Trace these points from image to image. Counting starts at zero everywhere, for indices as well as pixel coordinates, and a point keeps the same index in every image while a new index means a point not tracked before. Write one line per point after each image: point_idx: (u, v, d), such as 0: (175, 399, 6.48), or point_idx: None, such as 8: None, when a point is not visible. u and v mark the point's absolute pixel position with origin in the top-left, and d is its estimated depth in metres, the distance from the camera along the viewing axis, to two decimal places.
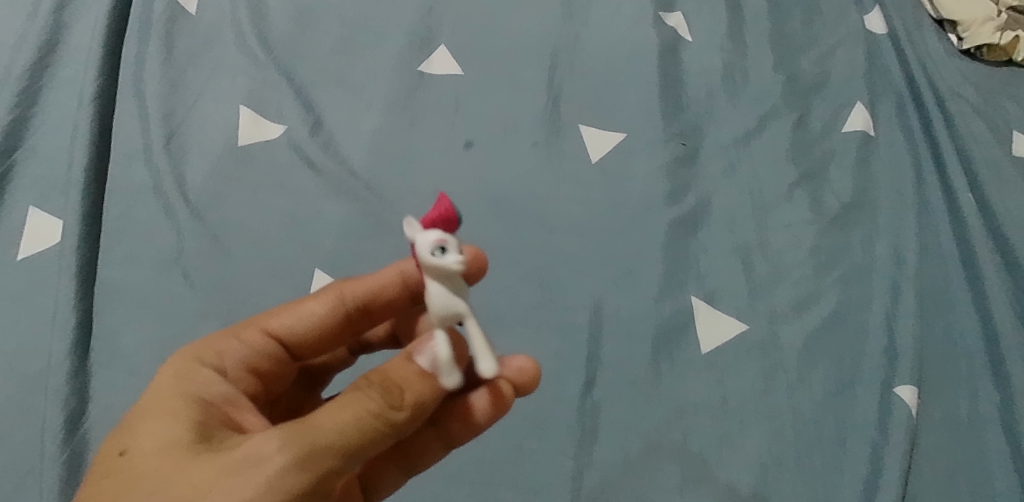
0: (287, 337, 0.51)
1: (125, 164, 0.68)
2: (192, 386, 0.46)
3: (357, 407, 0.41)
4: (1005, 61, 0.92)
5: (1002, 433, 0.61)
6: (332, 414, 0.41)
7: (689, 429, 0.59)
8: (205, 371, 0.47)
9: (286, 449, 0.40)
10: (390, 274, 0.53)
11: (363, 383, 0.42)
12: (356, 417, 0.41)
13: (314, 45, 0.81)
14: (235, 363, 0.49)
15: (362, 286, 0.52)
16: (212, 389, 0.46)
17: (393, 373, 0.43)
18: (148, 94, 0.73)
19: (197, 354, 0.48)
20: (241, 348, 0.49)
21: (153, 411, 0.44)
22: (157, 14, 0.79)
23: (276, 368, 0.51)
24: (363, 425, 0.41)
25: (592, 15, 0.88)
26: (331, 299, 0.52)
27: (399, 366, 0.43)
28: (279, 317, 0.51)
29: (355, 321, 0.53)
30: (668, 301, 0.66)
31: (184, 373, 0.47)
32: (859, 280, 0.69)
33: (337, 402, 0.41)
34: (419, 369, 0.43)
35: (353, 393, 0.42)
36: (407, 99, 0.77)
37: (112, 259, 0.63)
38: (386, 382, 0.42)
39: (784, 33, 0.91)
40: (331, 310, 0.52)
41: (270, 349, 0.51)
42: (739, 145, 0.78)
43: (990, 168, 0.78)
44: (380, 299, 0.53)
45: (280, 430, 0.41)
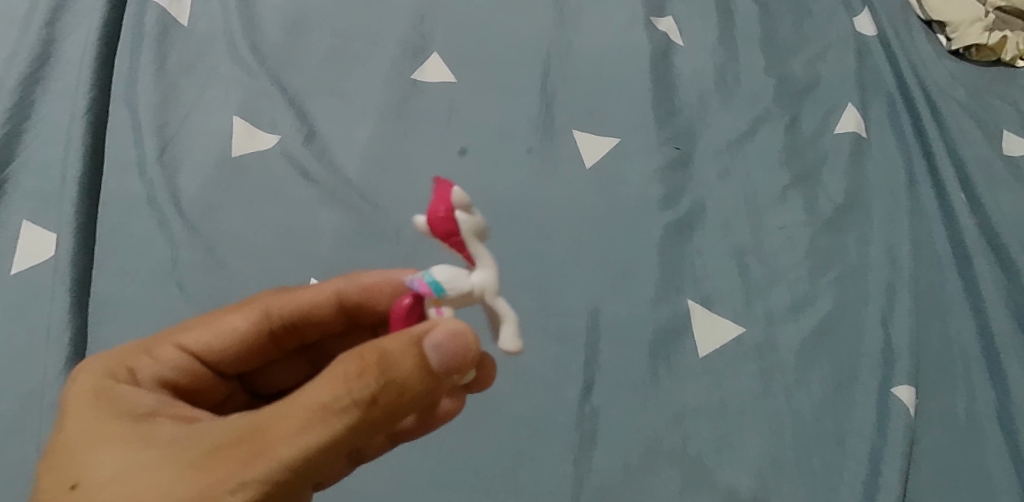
0: (205, 352, 0.51)
1: (119, 177, 0.68)
2: (121, 404, 0.44)
3: (329, 424, 0.39)
4: (994, 61, 0.93)
5: (999, 430, 0.61)
6: (297, 434, 0.39)
7: (688, 433, 0.59)
8: (127, 387, 0.46)
9: (246, 480, 0.38)
10: (323, 291, 0.53)
11: (352, 379, 0.39)
12: (327, 435, 0.39)
13: (307, 54, 0.81)
14: (155, 377, 0.48)
15: (288, 302, 0.53)
16: (142, 402, 0.45)
17: (393, 367, 0.40)
18: (141, 105, 0.73)
19: (114, 367, 0.47)
20: (164, 363, 0.49)
21: (94, 435, 0.42)
22: (149, 26, 0.79)
23: (193, 383, 0.50)
24: (332, 442, 0.39)
25: (583, 21, 0.88)
26: (252, 314, 0.52)
27: (394, 359, 0.40)
28: (194, 333, 0.51)
29: (280, 336, 0.54)
30: (665, 305, 0.66)
31: (104, 394, 0.45)
32: (854, 281, 0.69)
33: (303, 419, 0.39)
34: (422, 364, 0.40)
35: (328, 402, 0.39)
36: (400, 108, 0.77)
37: (106, 272, 0.63)
38: (383, 380, 0.39)
39: (775, 36, 0.92)
40: (254, 325, 0.52)
41: (190, 365, 0.50)
42: (732, 149, 0.78)
43: (981, 167, 0.78)
44: (311, 315, 0.54)
45: (239, 456, 0.39)
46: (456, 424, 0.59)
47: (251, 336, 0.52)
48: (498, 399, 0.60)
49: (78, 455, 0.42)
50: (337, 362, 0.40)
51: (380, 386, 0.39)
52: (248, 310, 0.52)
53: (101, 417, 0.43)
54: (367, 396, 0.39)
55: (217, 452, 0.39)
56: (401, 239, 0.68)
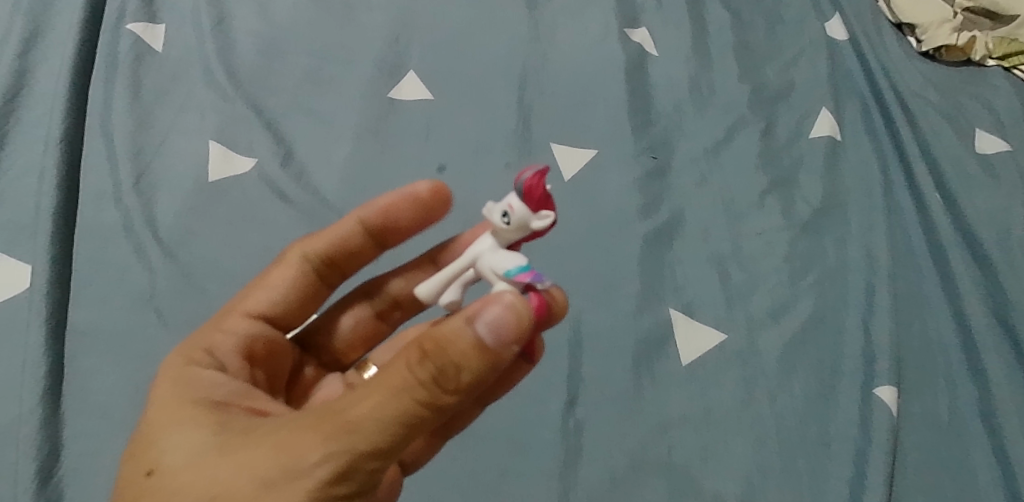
0: (268, 311, 0.54)
1: (94, 205, 0.68)
2: (196, 389, 0.46)
3: (400, 403, 0.38)
4: (964, 61, 0.94)
5: (982, 426, 0.62)
6: (370, 411, 0.38)
7: (673, 442, 0.59)
8: (206, 370, 0.48)
9: (326, 452, 0.38)
10: (347, 223, 0.55)
11: (415, 361, 0.39)
12: (396, 412, 0.38)
13: (282, 76, 0.81)
14: (231, 351, 0.50)
15: (321, 240, 0.55)
16: (217, 391, 0.46)
17: (451, 347, 0.39)
18: (116, 133, 0.73)
19: (190, 351, 0.49)
20: (229, 335, 0.51)
21: (172, 419, 0.44)
22: (123, 53, 0.78)
23: (267, 345, 0.53)
24: (406, 420, 0.39)
25: (558, 35, 0.89)
26: (294, 263, 0.55)
27: (452, 339, 0.39)
28: (257, 297, 0.54)
29: (325, 274, 0.56)
30: (647, 314, 0.66)
31: (182, 378, 0.47)
32: (834, 283, 0.69)
33: (382, 395, 0.38)
34: (478, 342, 0.39)
35: (397, 382, 0.39)
36: (378, 126, 0.77)
37: (83, 302, 0.62)
38: (443, 362, 0.39)
39: (747, 44, 0.93)
40: (299, 272, 0.55)
41: (258, 326, 0.53)
42: (709, 156, 0.79)
43: (954, 167, 0.79)
44: (343, 250, 0.55)
45: (315, 431, 0.39)
46: None
47: (302, 282, 0.55)
48: (483, 415, 0.60)
49: (157, 442, 0.43)
50: (404, 346, 0.40)
51: (445, 366, 0.39)
52: (292, 260, 0.55)
53: (175, 405, 0.45)
54: (434, 374, 0.38)
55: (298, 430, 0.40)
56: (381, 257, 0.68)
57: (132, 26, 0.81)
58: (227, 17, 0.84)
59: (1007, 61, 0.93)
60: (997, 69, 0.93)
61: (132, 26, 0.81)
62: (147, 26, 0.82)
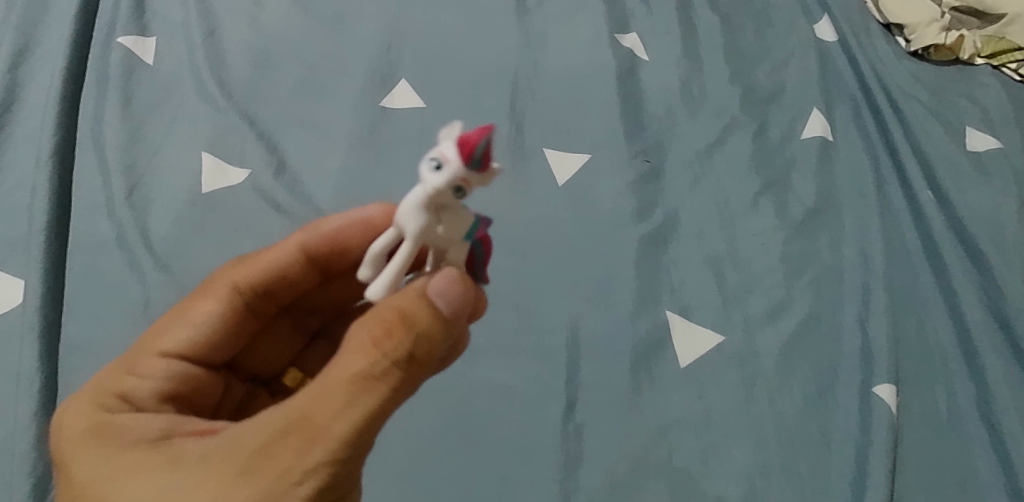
0: (191, 348, 0.53)
1: (87, 219, 0.67)
2: (130, 435, 0.45)
3: (374, 389, 0.40)
4: (953, 61, 0.94)
5: (981, 422, 0.62)
6: (346, 406, 0.40)
7: (674, 444, 0.59)
8: (131, 417, 0.47)
9: (310, 457, 0.40)
10: (286, 248, 0.55)
11: (381, 343, 0.41)
12: (373, 401, 0.40)
13: (274, 87, 0.81)
14: (154, 394, 0.50)
15: (251, 272, 0.54)
16: (152, 429, 0.46)
17: (416, 321, 0.42)
18: (107, 146, 0.72)
19: (101, 397, 0.48)
20: (150, 380, 0.50)
21: (117, 474, 0.42)
22: (113, 67, 0.78)
23: (192, 383, 0.53)
24: (384, 403, 0.41)
25: (549, 42, 0.89)
26: (220, 296, 0.54)
27: (412, 315, 0.42)
28: (174, 334, 0.53)
29: (253, 305, 0.55)
30: (644, 318, 0.66)
31: (106, 431, 0.46)
32: (829, 282, 0.70)
33: (354, 387, 0.40)
34: (439, 314, 0.43)
35: (367, 369, 0.41)
36: (370, 134, 0.78)
37: (76, 317, 0.62)
38: (410, 338, 0.42)
39: (738, 47, 0.93)
40: (227, 305, 0.54)
41: (178, 366, 0.52)
42: (702, 159, 0.79)
43: (946, 165, 0.80)
44: (280, 280, 0.55)
45: (292, 443, 0.40)
46: (440, 450, 0.58)
47: (227, 316, 0.54)
48: (481, 422, 0.59)
49: (104, 496, 0.42)
50: (361, 331, 0.42)
51: (411, 342, 0.42)
52: (219, 292, 0.54)
53: (111, 456, 0.44)
54: (403, 355, 0.41)
55: (270, 448, 0.40)
56: None
57: (123, 40, 0.81)
58: (218, 29, 0.84)
59: (995, 59, 0.93)
60: (985, 68, 0.93)
61: (123, 39, 0.81)
62: (137, 39, 0.82)
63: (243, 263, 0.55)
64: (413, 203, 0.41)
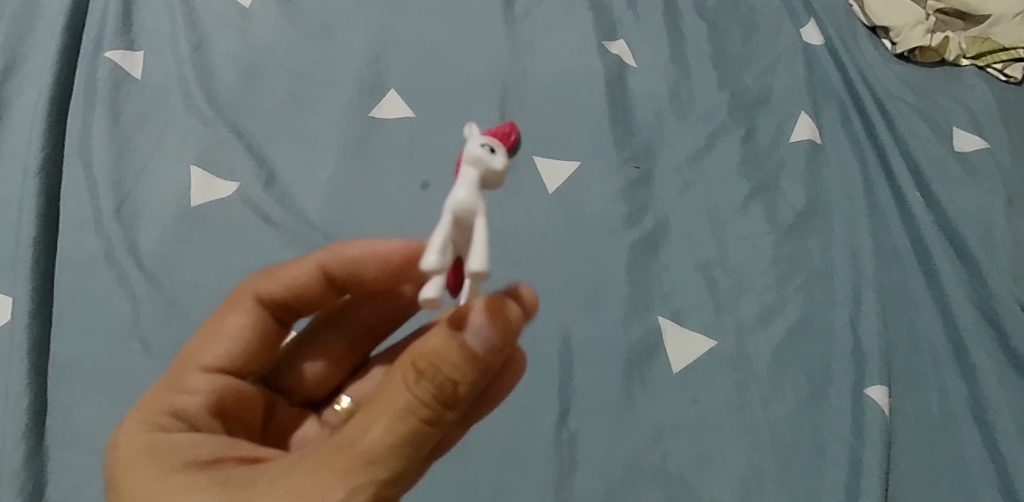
0: (227, 363, 0.52)
1: (75, 235, 0.67)
2: (177, 455, 0.44)
3: (409, 422, 0.39)
4: (939, 62, 0.95)
5: (973, 421, 0.62)
6: (383, 437, 0.39)
7: (667, 451, 0.59)
8: (179, 435, 0.46)
9: (352, 482, 0.38)
10: (304, 268, 0.52)
11: (413, 381, 0.40)
12: (404, 435, 0.39)
13: (262, 100, 0.81)
14: (201, 410, 0.48)
15: (273, 284, 0.52)
16: (199, 452, 0.44)
17: (444, 363, 0.40)
18: (95, 161, 0.72)
19: (154, 417, 0.47)
20: (197, 396, 0.49)
21: (167, 490, 0.41)
22: (101, 82, 0.78)
23: (235, 397, 0.51)
24: (416, 437, 0.40)
25: (537, 50, 0.89)
26: (247, 307, 0.52)
27: (442, 352, 0.40)
28: (210, 350, 0.52)
29: (280, 318, 0.54)
30: (636, 324, 0.66)
31: (154, 448, 0.44)
32: (820, 285, 0.70)
33: (391, 421, 0.39)
34: (470, 351, 0.40)
35: (403, 404, 0.39)
36: (359, 145, 0.78)
37: (65, 333, 0.61)
38: (439, 377, 0.40)
39: (724, 52, 0.94)
40: (255, 317, 0.53)
41: (219, 380, 0.51)
42: (691, 164, 0.79)
43: (933, 166, 0.80)
44: (300, 297, 0.53)
45: (332, 469, 0.38)
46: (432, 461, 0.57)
47: (257, 328, 0.53)
48: (475, 432, 0.59)
49: None
50: (399, 367, 0.41)
51: (440, 380, 0.40)
52: (245, 306, 0.52)
53: (158, 475, 0.42)
54: (435, 391, 0.39)
55: (314, 473, 0.39)
56: None
57: (110, 54, 0.81)
58: (206, 43, 0.84)
59: (980, 60, 0.94)
60: (971, 69, 0.93)
61: (110, 54, 0.80)
62: (125, 53, 0.82)
63: (269, 273, 0.53)
64: (473, 180, 0.40)
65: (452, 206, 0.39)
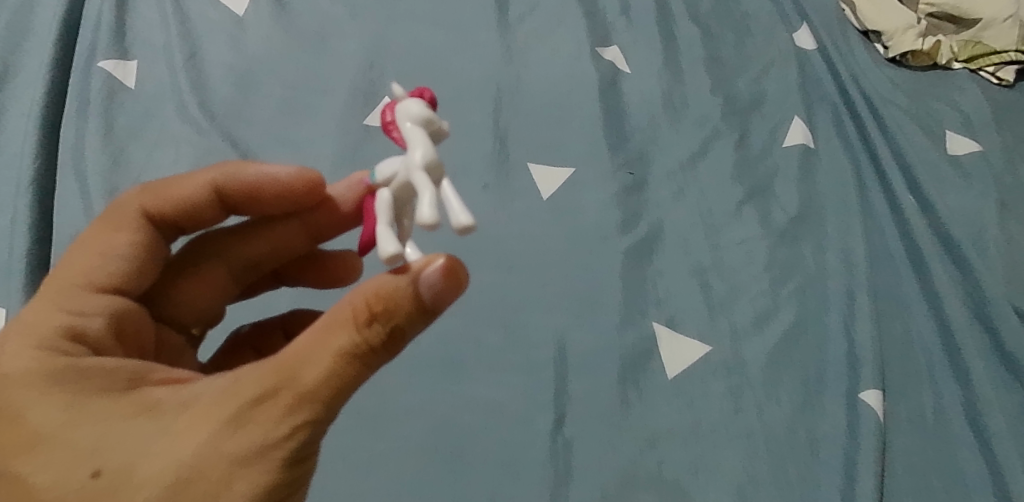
0: (119, 283, 0.51)
1: (69, 245, 0.67)
2: (96, 382, 0.43)
3: (356, 367, 0.40)
4: (931, 66, 0.95)
5: (967, 425, 0.62)
6: (328, 378, 0.40)
7: (663, 457, 0.59)
8: (89, 359, 0.44)
9: (292, 420, 0.39)
10: (197, 183, 0.53)
11: (363, 325, 0.40)
12: (348, 377, 0.40)
13: (256, 108, 0.81)
14: (100, 330, 0.48)
15: (162, 201, 0.52)
16: (119, 377, 0.44)
17: (397, 311, 0.40)
18: (88, 171, 0.72)
19: (48, 339, 0.45)
20: (94, 317, 0.48)
21: (94, 414, 0.41)
22: (94, 91, 0.78)
23: (129, 319, 0.51)
24: (359, 379, 0.40)
25: (530, 56, 0.90)
26: (136, 225, 0.51)
27: (397, 300, 0.40)
28: (101, 268, 0.50)
29: (166, 232, 0.54)
30: (631, 330, 0.66)
31: (64, 370, 0.43)
32: (814, 289, 0.70)
33: (338, 363, 0.40)
34: (423, 302, 0.41)
35: (351, 349, 0.40)
36: (353, 153, 0.78)
37: None
38: (391, 324, 0.40)
39: (718, 57, 0.94)
40: (146, 235, 0.52)
41: (116, 303, 0.50)
42: (685, 170, 0.80)
43: (926, 169, 0.80)
44: (190, 212, 0.54)
45: (275, 405, 0.39)
46: (427, 470, 0.57)
47: (149, 247, 0.52)
48: (470, 439, 0.59)
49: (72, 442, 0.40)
50: (349, 305, 0.40)
51: (392, 328, 0.40)
52: (132, 223, 0.51)
53: (75, 400, 0.42)
54: (385, 338, 0.40)
55: (258, 407, 0.39)
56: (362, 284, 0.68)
57: (104, 63, 0.81)
58: (200, 52, 0.85)
59: (972, 63, 0.94)
60: (963, 72, 0.94)
61: (104, 63, 0.80)
62: (118, 63, 0.81)
63: (155, 190, 0.53)
64: (424, 138, 0.43)
65: (422, 163, 0.42)
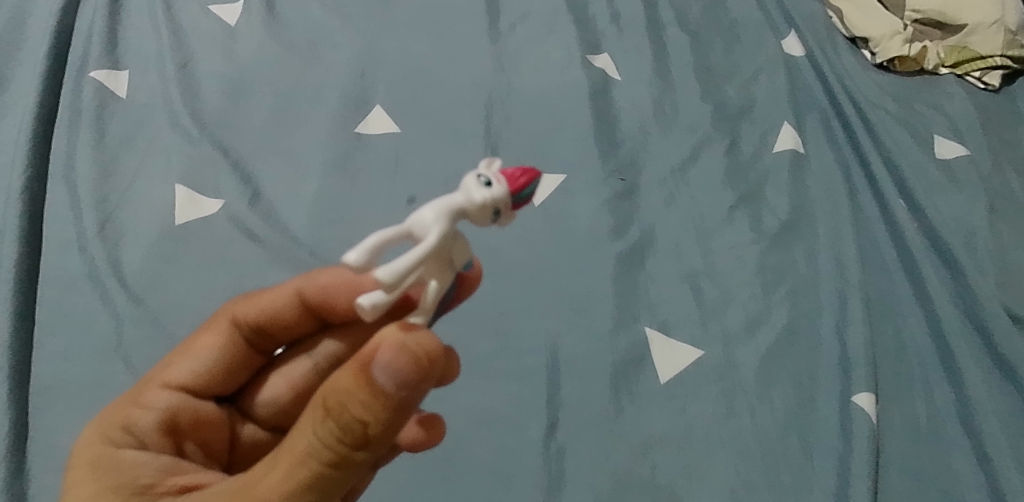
0: (191, 382, 0.53)
1: (58, 256, 0.66)
2: (119, 474, 0.46)
3: (309, 466, 0.40)
4: (918, 71, 0.96)
5: (960, 427, 0.62)
6: (282, 481, 0.40)
7: (655, 462, 0.59)
8: (128, 452, 0.47)
9: None
10: (284, 293, 0.51)
11: (318, 422, 0.39)
12: (306, 478, 0.39)
13: (249, 117, 0.81)
14: (154, 427, 0.49)
15: (250, 308, 0.52)
16: (144, 472, 0.46)
17: (349, 404, 0.39)
18: (79, 181, 0.72)
19: (109, 429, 0.48)
20: (150, 411, 0.50)
21: None
22: (85, 101, 0.78)
23: (193, 418, 0.52)
24: (318, 480, 0.40)
25: (522, 64, 0.90)
26: (222, 329, 0.53)
27: (350, 392, 0.39)
28: (180, 368, 0.53)
29: (254, 341, 0.53)
30: (623, 335, 0.66)
31: (101, 462, 0.46)
32: (806, 293, 0.70)
33: (295, 465, 0.40)
34: (374, 393, 0.39)
35: (307, 449, 0.40)
36: (345, 162, 0.78)
37: (48, 355, 0.61)
38: (343, 418, 0.39)
39: (707, 64, 0.94)
40: (227, 338, 0.53)
41: (181, 402, 0.51)
42: (676, 176, 0.80)
43: (916, 173, 0.81)
44: (276, 321, 0.52)
45: None
46: (419, 477, 0.57)
47: (229, 350, 0.53)
48: (462, 447, 0.59)
49: None
50: (310, 407, 0.41)
51: (342, 424, 0.39)
52: (221, 326, 0.53)
53: (97, 492, 0.45)
54: (338, 432, 0.39)
55: None
56: None
57: (95, 74, 0.80)
58: (192, 61, 0.85)
59: (960, 68, 0.95)
60: (950, 77, 0.94)
61: (95, 74, 0.80)
62: (110, 73, 0.81)
63: (249, 297, 0.53)
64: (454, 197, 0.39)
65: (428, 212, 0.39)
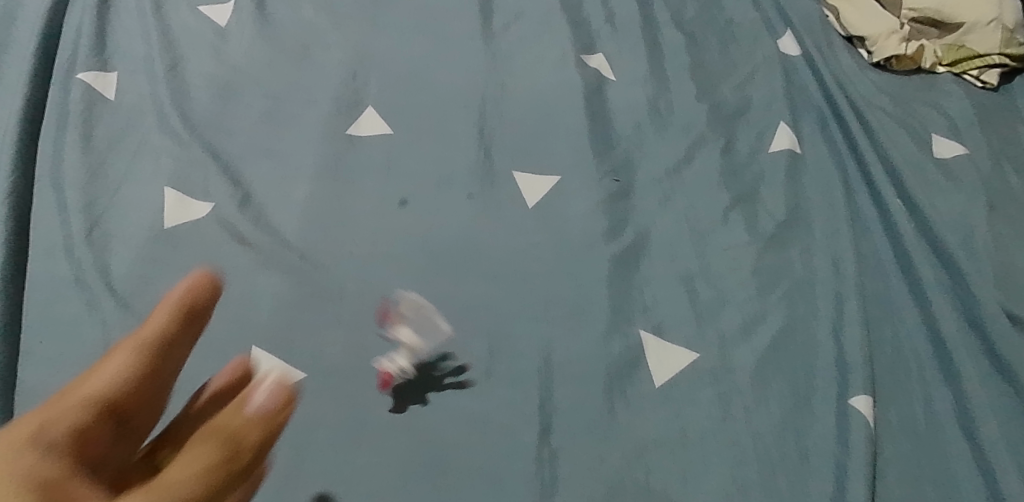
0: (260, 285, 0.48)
1: (44, 260, 0.65)
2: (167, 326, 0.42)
3: (149, 354, 0.41)
4: (915, 70, 0.95)
5: (960, 430, 0.61)
6: (142, 356, 0.41)
7: (650, 466, 0.58)
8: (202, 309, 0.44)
9: (99, 396, 0.38)
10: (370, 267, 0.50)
11: (173, 317, 0.43)
12: (139, 355, 0.40)
13: (239, 119, 0.80)
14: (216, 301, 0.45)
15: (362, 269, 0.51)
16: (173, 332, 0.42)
17: (162, 337, 0.42)
18: (66, 185, 0.71)
19: (205, 288, 0.44)
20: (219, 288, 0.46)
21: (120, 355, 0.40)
22: (73, 103, 0.77)
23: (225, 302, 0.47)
24: (155, 367, 0.41)
25: (515, 65, 0.90)
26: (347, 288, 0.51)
27: (167, 325, 0.42)
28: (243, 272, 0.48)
29: None
30: (617, 338, 0.65)
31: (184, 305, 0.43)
32: (802, 294, 0.69)
33: (142, 343, 0.41)
34: (251, 411, 0.41)
35: (148, 336, 0.41)
36: (337, 164, 0.77)
37: (33, 361, 0.60)
38: (158, 347, 0.41)
39: (702, 64, 0.94)
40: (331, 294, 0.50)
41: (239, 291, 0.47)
42: (671, 177, 0.79)
43: (913, 172, 0.80)
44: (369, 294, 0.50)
45: (123, 352, 0.40)
46: (410, 483, 0.56)
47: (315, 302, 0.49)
48: (454, 452, 0.58)
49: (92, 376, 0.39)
50: (161, 306, 0.43)
51: (156, 341, 0.41)
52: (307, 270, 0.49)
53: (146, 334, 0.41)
54: (156, 347, 0.41)
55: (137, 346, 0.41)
56: (346, 298, 0.67)
57: (83, 76, 0.80)
58: (181, 63, 0.84)
59: (956, 67, 0.94)
60: (948, 76, 0.94)
61: (83, 75, 0.80)
62: (98, 75, 0.81)
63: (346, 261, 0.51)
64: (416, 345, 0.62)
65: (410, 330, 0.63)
